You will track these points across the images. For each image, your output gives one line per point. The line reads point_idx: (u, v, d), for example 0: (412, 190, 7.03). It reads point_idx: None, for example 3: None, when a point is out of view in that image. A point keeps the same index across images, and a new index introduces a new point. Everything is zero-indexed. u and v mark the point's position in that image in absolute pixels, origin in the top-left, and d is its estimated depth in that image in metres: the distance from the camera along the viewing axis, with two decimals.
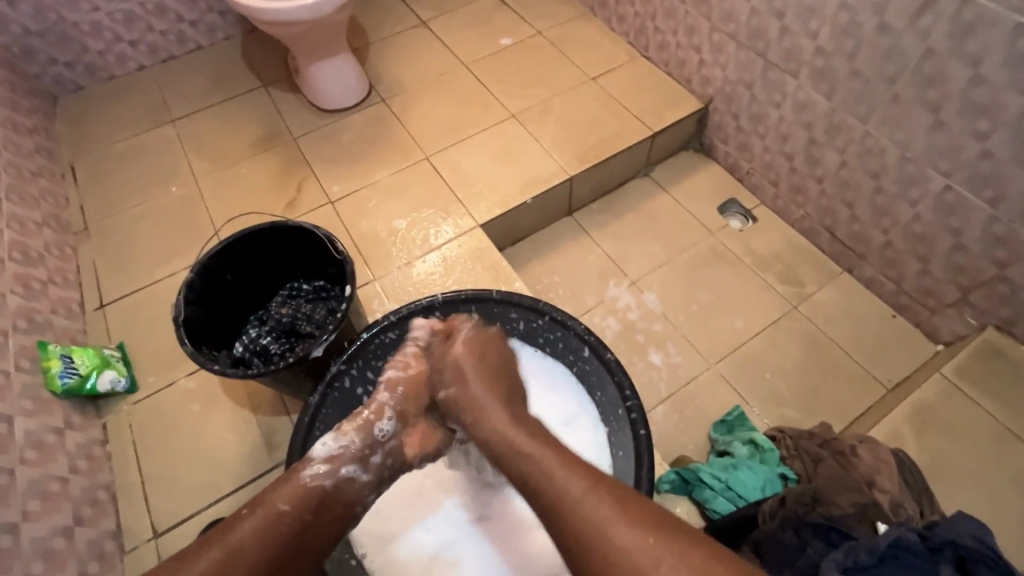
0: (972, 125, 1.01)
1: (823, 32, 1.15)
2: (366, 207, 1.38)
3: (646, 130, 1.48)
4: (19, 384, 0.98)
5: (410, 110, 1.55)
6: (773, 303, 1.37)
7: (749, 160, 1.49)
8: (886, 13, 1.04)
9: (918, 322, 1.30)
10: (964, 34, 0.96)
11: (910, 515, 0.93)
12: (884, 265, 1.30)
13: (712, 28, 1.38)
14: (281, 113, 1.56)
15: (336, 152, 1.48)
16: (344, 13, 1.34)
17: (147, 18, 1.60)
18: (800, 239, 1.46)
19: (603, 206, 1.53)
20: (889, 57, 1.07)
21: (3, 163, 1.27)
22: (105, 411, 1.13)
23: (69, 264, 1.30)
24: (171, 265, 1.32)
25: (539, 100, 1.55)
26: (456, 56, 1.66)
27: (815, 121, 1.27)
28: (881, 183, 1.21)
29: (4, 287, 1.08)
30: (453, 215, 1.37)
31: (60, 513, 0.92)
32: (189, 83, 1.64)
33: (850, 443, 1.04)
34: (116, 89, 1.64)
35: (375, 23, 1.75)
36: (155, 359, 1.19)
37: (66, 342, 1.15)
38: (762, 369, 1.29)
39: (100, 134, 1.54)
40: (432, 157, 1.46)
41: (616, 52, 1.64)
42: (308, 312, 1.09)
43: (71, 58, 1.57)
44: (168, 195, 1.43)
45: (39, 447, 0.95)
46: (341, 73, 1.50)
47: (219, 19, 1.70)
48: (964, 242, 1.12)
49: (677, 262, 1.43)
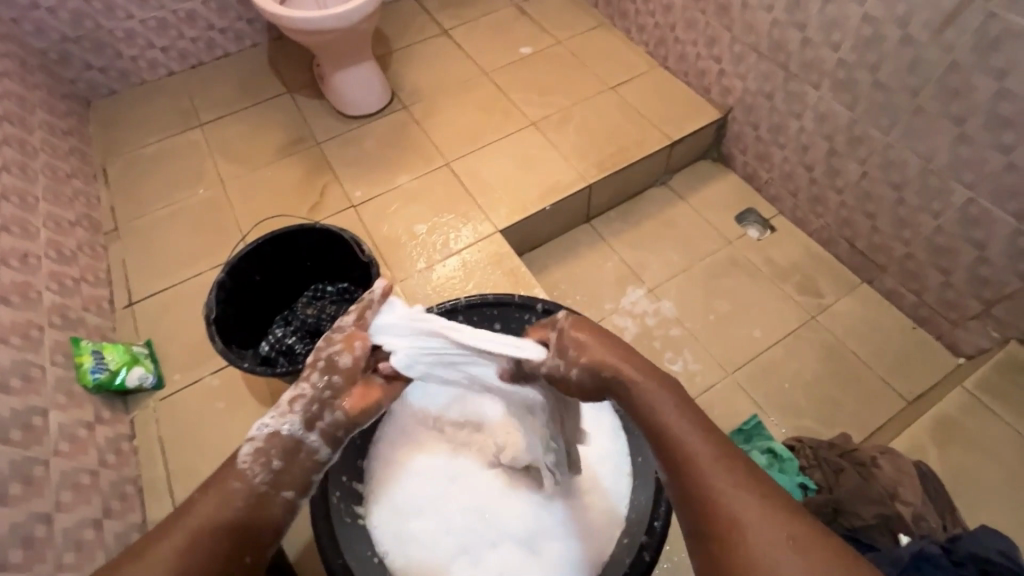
0: (997, 137, 1.01)
1: (846, 44, 1.16)
2: (388, 211, 1.41)
3: (665, 139, 1.50)
4: (53, 378, 1.01)
5: (431, 118, 1.58)
6: (791, 313, 1.36)
7: (768, 170, 1.49)
8: (910, 25, 1.05)
9: (940, 335, 1.29)
10: (988, 49, 0.96)
11: (932, 527, 0.94)
12: (904, 276, 1.30)
13: (734, 39, 1.39)
14: (306, 119, 1.59)
15: (359, 157, 1.51)
16: (371, 22, 1.38)
17: (179, 26, 1.65)
18: (819, 249, 1.46)
19: (621, 214, 1.54)
20: (913, 69, 1.08)
21: (40, 164, 1.32)
22: (132, 407, 1.16)
23: (99, 263, 1.33)
24: (198, 266, 1.35)
25: (559, 109, 1.57)
26: (478, 64, 1.69)
27: (836, 132, 1.27)
28: (903, 195, 1.21)
29: (42, 284, 1.11)
30: (472, 221, 1.39)
31: (90, 505, 0.94)
32: (216, 89, 1.68)
33: (871, 454, 1.04)
34: (146, 94, 1.68)
35: (399, 31, 1.79)
36: (181, 357, 1.22)
37: (97, 338, 1.19)
38: (780, 380, 1.28)
39: (132, 137, 1.59)
40: (453, 163, 1.49)
41: (636, 62, 1.66)
42: (332, 313, 1.11)
43: (105, 64, 1.62)
44: (195, 198, 1.46)
45: (71, 440, 0.98)
46: (366, 80, 1.53)
47: (247, 27, 1.74)
48: (988, 255, 1.11)
49: (694, 270, 1.44)
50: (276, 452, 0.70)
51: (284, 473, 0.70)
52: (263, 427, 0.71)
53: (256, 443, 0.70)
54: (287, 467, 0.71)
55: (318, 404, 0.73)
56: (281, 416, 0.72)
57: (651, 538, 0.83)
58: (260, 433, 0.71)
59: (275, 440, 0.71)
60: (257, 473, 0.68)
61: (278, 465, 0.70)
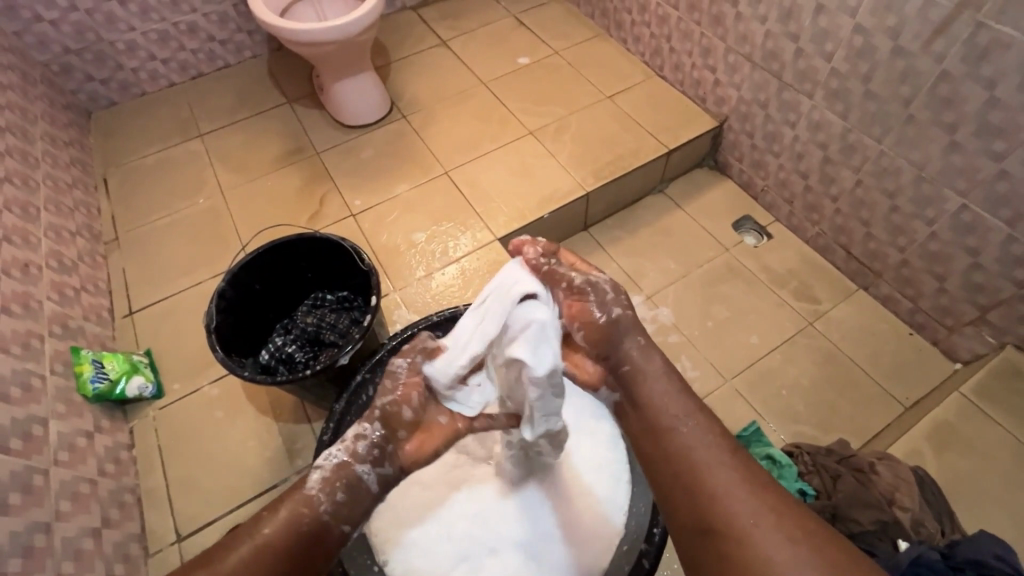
0: (989, 145, 1.02)
1: (838, 54, 1.18)
2: (387, 220, 1.42)
3: (662, 147, 1.51)
4: (53, 387, 1.01)
5: (430, 127, 1.59)
6: (788, 319, 1.37)
7: (764, 178, 1.51)
8: (901, 36, 1.06)
9: (936, 340, 1.30)
10: (978, 59, 0.98)
11: (931, 533, 0.94)
12: (900, 283, 1.31)
13: (728, 49, 1.41)
14: (306, 129, 1.61)
15: (358, 166, 1.52)
16: (370, 33, 1.40)
17: (180, 38, 1.67)
18: (816, 256, 1.47)
19: (618, 221, 1.55)
20: (905, 79, 1.09)
21: (41, 174, 1.33)
22: (131, 416, 1.16)
23: (99, 272, 1.34)
24: (197, 274, 1.36)
25: (556, 118, 1.59)
26: (475, 74, 1.71)
27: (830, 141, 1.29)
28: (897, 202, 1.22)
29: (42, 294, 1.12)
30: (471, 229, 1.40)
31: (89, 514, 0.94)
32: (216, 99, 1.70)
33: (870, 461, 1.04)
34: (147, 104, 1.70)
35: (397, 42, 1.81)
36: (180, 366, 1.22)
37: (96, 347, 1.19)
38: (778, 386, 1.29)
39: (132, 147, 1.60)
40: (452, 172, 1.50)
41: (633, 71, 1.68)
42: (332, 322, 1.12)
43: (106, 75, 1.64)
44: (195, 207, 1.47)
45: (70, 449, 0.98)
46: (365, 90, 1.55)
47: (248, 39, 1.76)
48: (982, 261, 1.12)
49: (691, 277, 1.45)
50: (339, 485, 0.75)
51: (345, 505, 0.75)
52: (330, 457, 0.76)
53: (323, 472, 0.75)
54: (348, 502, 0.75)
55: (379, 450, 0.78)
56: (347, 451, 0.76)
57: (651, 546, 0.87)
58: (325, 462, 0.76)
59: (336, 472, 0.75)
60: (323, 501, 0.73)
61: (341, 498, 0.75)
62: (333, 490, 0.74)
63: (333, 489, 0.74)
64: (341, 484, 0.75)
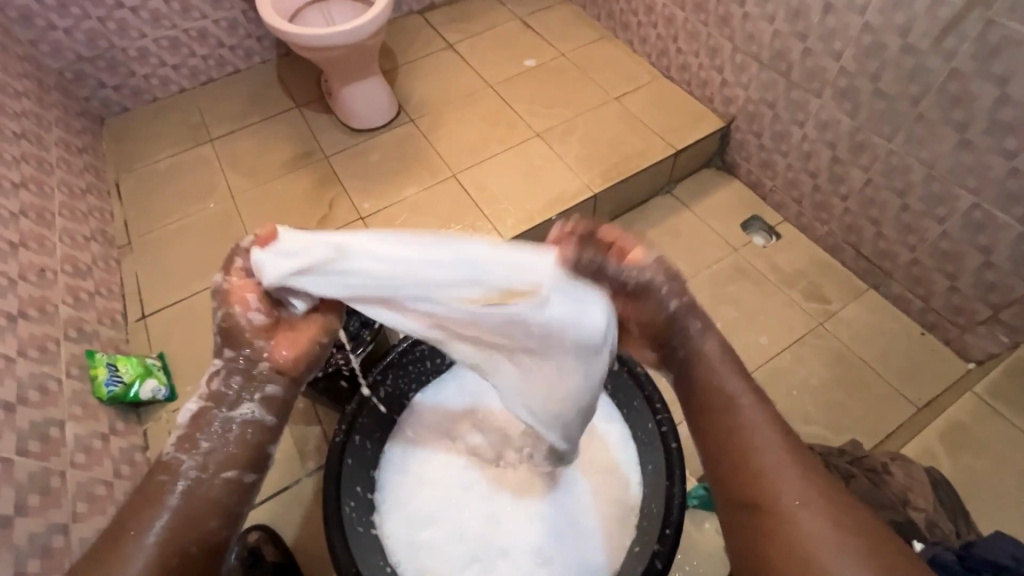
0: (1000, 143, 1.02)
1: (847, 53, 1.18)
2: (395, 223, 1.43)
3: (669, 148, 1.51)
4: (69, 390, 1.02)
5: (437, 130, 1.60)
6: (798, 319, 1.37)
7: (772, 178, 1.50)
8: (910, 34, 1.06)
9: (948, 340, 1.29)
10: (988, 57, 0.97)
11: (945, 533, 0.92)
12: (911, 282, 1.30)
13: (735, 49, 1.41)
14: (314, 133, 1.62)
15: (367, 169, 1.53)
16: (378, 37, 1.41)
17: (190, 45, 1.69)
18: (825, 256, 1.46)
19: (626, 223, 1.55)
20: (914, 77, 1.09)
21: (57, 180, 1.35)
22: (145, 418, 1.17)
23: (113, 277, 1.35)
24: (209, 278, 1.37)
25: (563, 120, 1.59)
26: (482, 77, 1.72)
27: (839, 140, 1.28)
28: (907, 201, 1.21)
29: (58, 298, 1.13)
30: (480, 231, 1.40)
31: (105, 516, 0.95)
32: (225, 105, 1.72)
33: (883, 461, 1.05)
34: (158, 110, 1.72)
35: (404, 46, 1.82)
36: (193, 368, 1.24)
37: (111, 350, 1.20)
38: (788, 387, 1.28)
39: (144, 152, 1.62)
40: (460, 175, 1.50)
41: (639, 73, 1.68)
42: None
43: (118, 82, 1.66)
44: (206, 212, 1.48)
45: (86, 451, 0.99)
46: (372, 94, 1.56)
47: (257, 44, 1.78)
48: (994, 260, 1.12)
49: (700, 278, 1.44)
50: (199, 431, 0.67)
51: (215, 452, 0.66)
52: (186, 413, 0.69)
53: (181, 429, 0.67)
54: (218, 446, 0.67)
55: (238, 379, 0.69)
56: (199, 401, 0.69)
57: (662, 547, 0.79)
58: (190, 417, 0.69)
59: (195, 425, 0.67)
60: (183, 460, 0.65)
61: (207, 446, 0.66)
62: (191, 444, 0.66)
63: (192, 442, 0.66)
64: (201, 432, 0.67)
